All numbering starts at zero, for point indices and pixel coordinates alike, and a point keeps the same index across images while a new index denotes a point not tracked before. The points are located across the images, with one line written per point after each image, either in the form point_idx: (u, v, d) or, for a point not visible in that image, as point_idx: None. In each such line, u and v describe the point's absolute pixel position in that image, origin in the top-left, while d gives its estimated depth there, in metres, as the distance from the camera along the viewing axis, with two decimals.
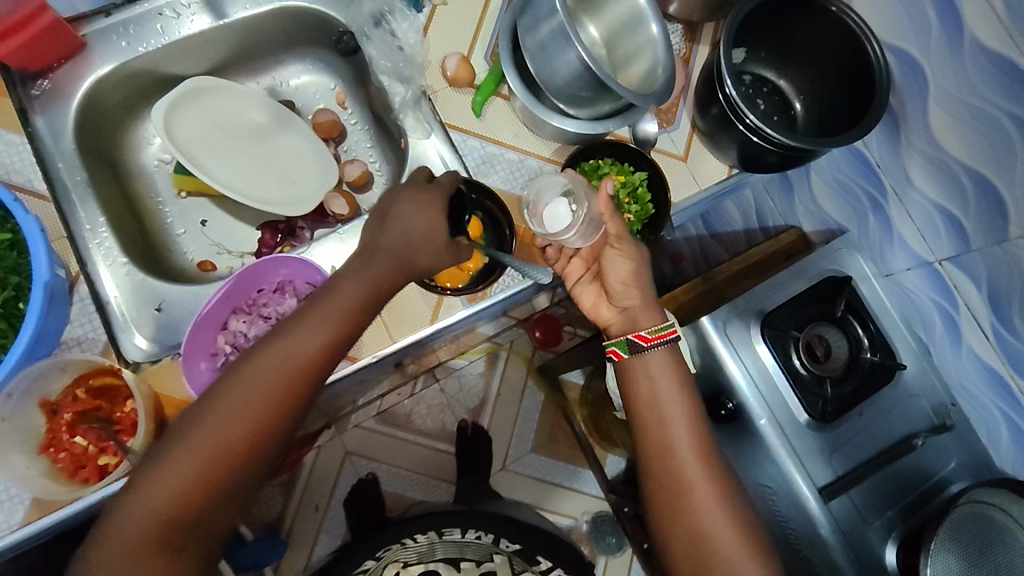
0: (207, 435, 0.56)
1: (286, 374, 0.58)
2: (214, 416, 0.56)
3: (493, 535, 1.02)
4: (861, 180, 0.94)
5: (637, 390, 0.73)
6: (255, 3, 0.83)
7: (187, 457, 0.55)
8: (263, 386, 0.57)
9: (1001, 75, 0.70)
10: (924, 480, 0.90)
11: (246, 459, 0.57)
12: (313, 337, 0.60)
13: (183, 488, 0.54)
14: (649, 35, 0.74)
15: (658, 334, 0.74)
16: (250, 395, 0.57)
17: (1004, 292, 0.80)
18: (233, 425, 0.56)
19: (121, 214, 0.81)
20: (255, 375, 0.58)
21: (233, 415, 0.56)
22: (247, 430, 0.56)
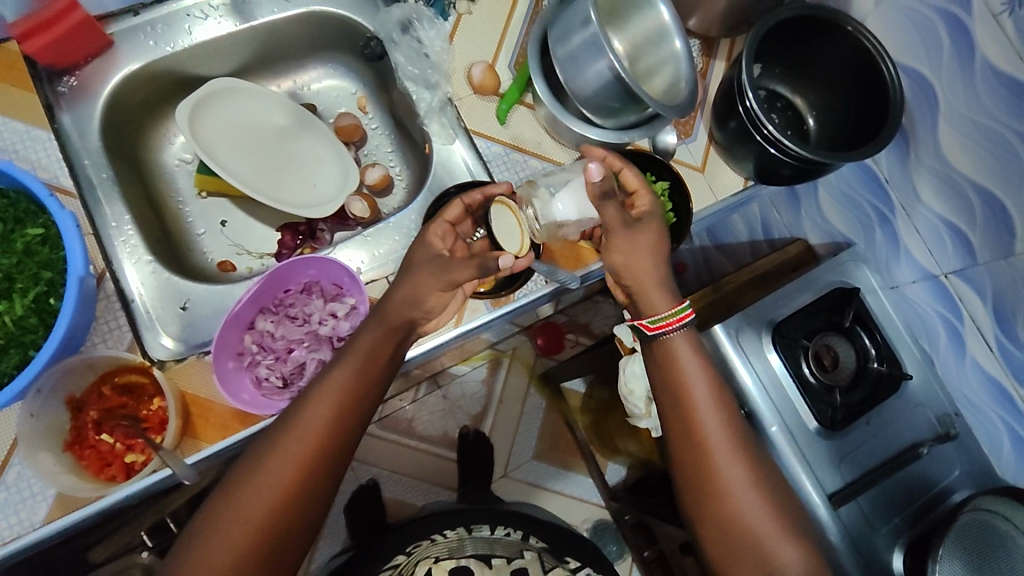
0: (280, 460, 0.60)
1: (343, 392, 0.63)
2: (283, 441, 0.61)
3: (522, 532, 1.04)
4: (869, 194, 0.97)
5: (663, 383, 0.73)
6: (283, 7, 0.84)
7: (264, 482, 0.59)
8: (324, 407, 0.62)
9: (1011, 95, 0.73)
10: (928, 488, 0.92)
11: (317, 478, 0.61)
12: (362, 357, 0.65)
13: (264, 512, 0.58)
14: (673, 49, 0.76)
15: (661, 324, 0.71)
16: (322, 402, 0.63)
17: (1009, 305, 0.82)
18: (310, 430, 0.62)
19: (144, 213, 0.81)
20: (315, 399, 0.63)
21: (310, 421, 0.62)
22: (316, 448, 0.61)
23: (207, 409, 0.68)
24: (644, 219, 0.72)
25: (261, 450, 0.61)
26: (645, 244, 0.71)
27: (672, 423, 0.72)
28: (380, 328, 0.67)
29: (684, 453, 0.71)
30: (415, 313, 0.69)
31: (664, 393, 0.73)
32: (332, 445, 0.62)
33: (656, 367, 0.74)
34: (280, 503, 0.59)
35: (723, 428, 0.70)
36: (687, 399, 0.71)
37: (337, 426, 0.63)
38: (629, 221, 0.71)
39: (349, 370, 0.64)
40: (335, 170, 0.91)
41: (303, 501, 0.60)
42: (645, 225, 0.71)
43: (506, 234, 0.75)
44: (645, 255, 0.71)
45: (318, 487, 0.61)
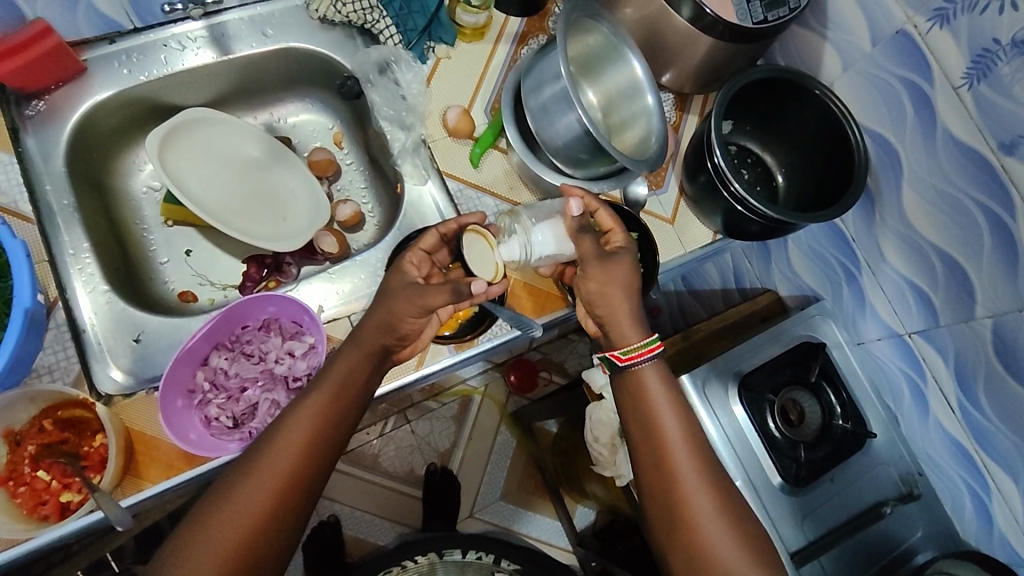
0: (248, 493, 0.57)
1: (312, 428, 0.61)
2: (246, 480, 0.58)
3: (494, 556, 1.07)
4: (837, 251, 0.98)
5: (629, 412, 0.70)
6: (262, 41, 0.85)
7: (225, 521, 0.56)
8: (294, 440, 0.60)
9: (970, 166, 0.75)
10: (891, 549, 0.91)
11: (281, 516, 0.58)
12: (332, 391, 0.63)
13: (223, 557, 0.55)
14: (645, 104, 0.78)
15: (634, 353, 0.69)
16: (299, 425, 0.61)
17: (971, 368, 0.83)
18: (283, 454, 0.59)
19: (106, 240, 0.80)
20: (283, 434, 0.60)
21: (283, 446, 0.59)
22: (283, 484, 0.58)
23: (151, 446, 0.66)
24: (620, 263, 0.71)
25: (221, 490, 0.58)
26: (616, 294, 0.70)
27: (641, 452, 0.68)
28: (356, 353, 0.66)
29: (654, 486, 0.67)
30: (387, 346, 0.68)
31: (632, 418, 0.70)
32: (298, 484, 0.59)
33: (623, 394, 0.71)
34: (240, 545, 0.56)
35: (691, 457, 0.66)
36: (656, 429, 0.68)
37: (304, 464, 0.60)
38: (605, 266, 0.71)
39: (320, 404, 0.62)
40: (307, 204, 0.91)
41: (266, 546, 0.57)
42: (624, 265, 0.71)
43: (479, 261, 0.73)
44: (615, 307, 0.71)
45: (281, 528, 0.58)
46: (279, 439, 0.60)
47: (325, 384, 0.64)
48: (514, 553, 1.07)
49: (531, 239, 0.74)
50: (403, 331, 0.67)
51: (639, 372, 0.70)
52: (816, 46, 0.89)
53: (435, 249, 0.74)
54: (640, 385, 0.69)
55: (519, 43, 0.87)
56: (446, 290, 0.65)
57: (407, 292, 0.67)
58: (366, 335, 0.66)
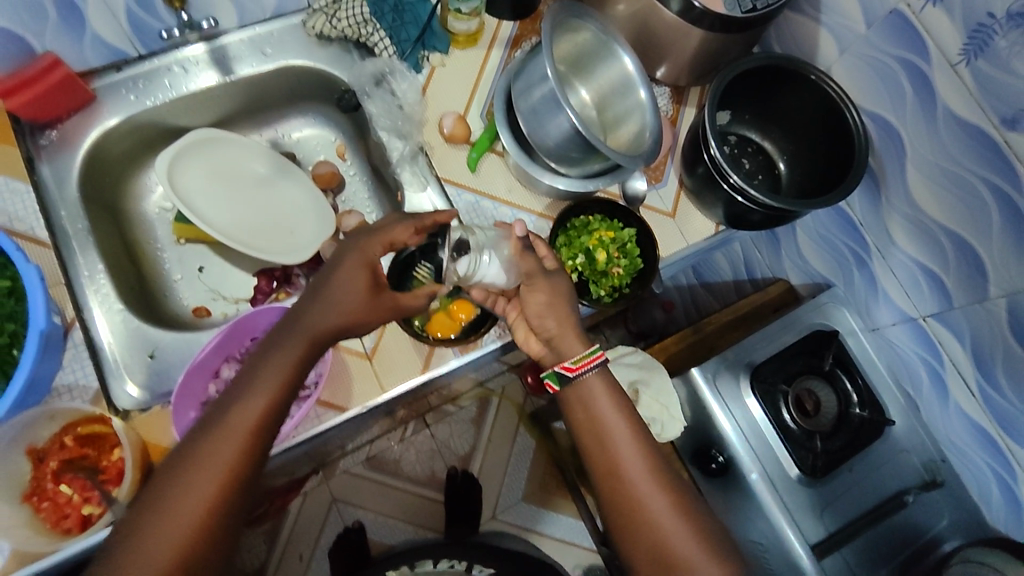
0: (192, 489, 0.53)
1: (250, 430, 0.56)
2: (178, 490, 0.53)
3: (464, 562, 1.14)
4: (846, 237, 0.96)
5: (579, 419, 0.68)
6: (261, 61, 0.87)
7: (171, 518, 0.52)
8: (238, 429, 0.56)
9: (974, 144, 0.73)
10: (915, 537, 0.90)
11: (231, 508, 0.55)
12: (279, 376, 0.59)
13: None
14: (638, 100, 0.78)
15: (584, 361, 0.69)
16: (244, 414, 0.57)
17: (988, 349, 0.81)
18: (227, 443, 0.55)
19: (120, 261, 0.83)
20: (217, 437, 0.55)
21: (227, 433, 0.55)
22: (229, 476, 0.55)
23: None
24: None
25: (162, 484, 0.54)
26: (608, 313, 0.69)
27: (596, 463, 0.66)
28: (300, 341, 0.61)
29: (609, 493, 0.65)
30: None
31: (581, 429, 0.68)
32: (237, 490, 0.55)
33: (571, 409, 0.69)
34: (190, 541, 0.52)
35: (645, 466, 0.65)
36: (606, 438, 0.66)
37: (244, 467, 0.55)
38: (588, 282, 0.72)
39: (256, 402, 0.57)
40: (312, 216, 0.93)
41: (206, 558, 0.53)
42: None
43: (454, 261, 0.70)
44: None
45: (231, 520, 0.55)
46: (211, 443, 0.55)
47: (260, 379, 0.58)
48: (489, 558, 1.14)
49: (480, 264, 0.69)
50: None
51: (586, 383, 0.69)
52: (811, 31, 0.88)
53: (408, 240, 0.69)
54: (589, 388, 0.68)
55: (512, 47, 0.88)
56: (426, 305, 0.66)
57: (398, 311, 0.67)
58: None
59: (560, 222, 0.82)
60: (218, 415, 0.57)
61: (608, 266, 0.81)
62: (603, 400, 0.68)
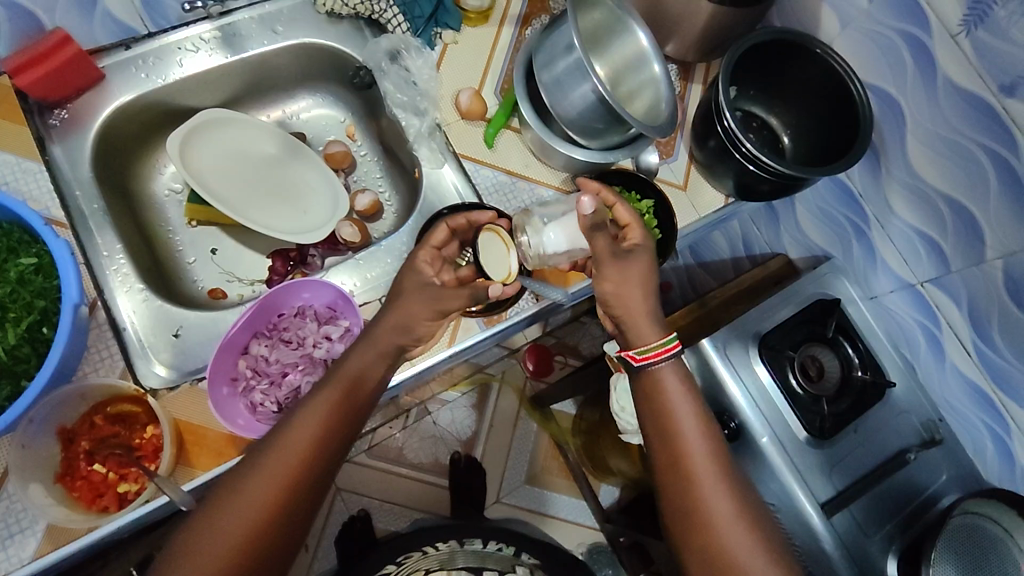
0: (262, 481, 0.57)
1: (326, 421, 0.61)
2: (258, 470, 0.58)
3: (514, 548, 1.13)
4: (845, 209, 1.00)
5: (648, 397, 0.70)
6: (273, 38, 0.86)
7: (243, 503, 0.57)
8: (307, 431, 0.60)
9: (973, 112, 0.77)
10: (916, 494, 0.92)
11: (297, 502, 0.58)
12: (348, 383, 0.63)
13: (236, 546, 0.55)
14: (652, 73, 0.79)
15: (651, 354, 0.70)
16: (312, 418, 0.61)
17: (984, 310, 0.85)
18: (297, 441, 0.59)
19: (135, 242, 0.81)
20: (295, 427, 0.60)
21: (296, 433, 0.60)
22: (295, 474, 0.58)
23: (201, 434, 0.68)
24: (635, 249, 0.72)
25: (238, 474, 0.58)
26: (632, 280, 0.71)
27: (658, 449, 0.68)
28: (371, 351, 0.66)
29: (669, 477, 0.67)
30: (402, 347, 0.68)
31: (649, 417, 0.70)
32: (307, 476, 0.59)
33: (643, 397, 0.71)
34: (259, 527, 0.57)
35: (706, 449, 0.67)
36: (673, 425, 0.68)
37: (318, 454, 0.60)
38: (618, 252, 0.72)
39: (332, 397, 0.62)
40: (325, 194, 0.92)
41: (270, 547, 0.57)
42: (637, 256, 0.72)
43: (492, 262, 0.75)
44: (632, 292, 0.71)
45: (295, 514, 0.59)
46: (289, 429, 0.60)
47: (339, 376, 0.64)
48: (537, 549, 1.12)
49: (543, 239, 0.77)
50: (420, 332, 0.69)
51: (654, 377, 0.71)
52: (813, 8, 0.91)
53: (444, 244, 0.74)
54: (658, 373, 0.70)
55: (523, 24, 0.88)
56: (464, 296, 0.70)
57: (421, 293, 0.69)
58: (396, 314, 0.67)
59: None
60: (291, 417, 0.61)
61: None
62: (660, 378, 0.70)
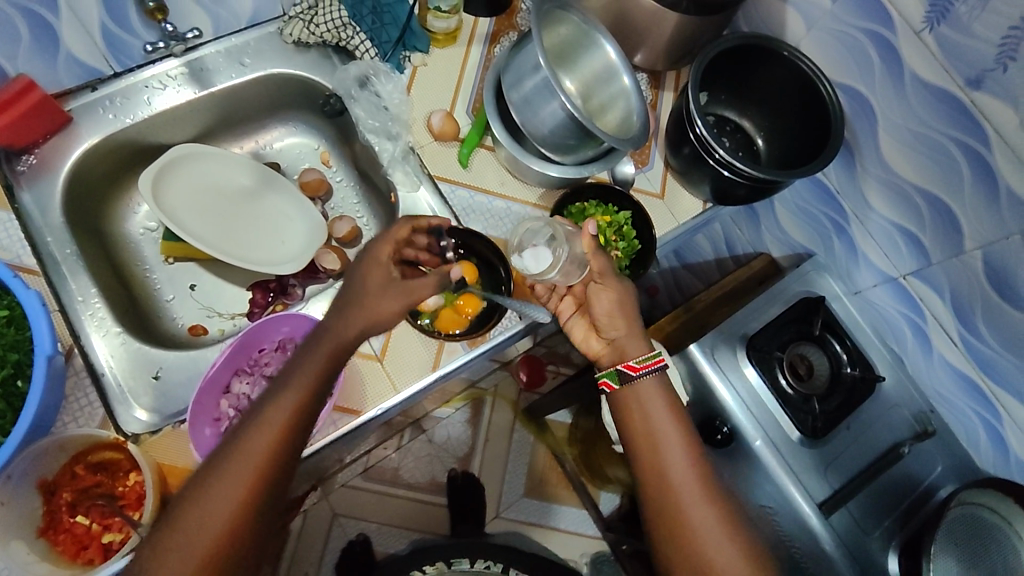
0: (226, 482, 0.56)
1: (282, 433, 0.58)
2: (220, 472, 0.56)
3: (502, 565, 1.10)
4: (823, 206, 0.99)
5: (630, 418, 0.70)
6: (241, 71, 0.86)
7: (209, 505, 0.55)
8: (269, 428, 0.57)
9: (942, 105, 0.77)
10: (914, 487, 0.92)
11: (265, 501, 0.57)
12: (313, 374, 0.60)
13: (194, 567, 0.54)
14: (622, 85, 0.79)
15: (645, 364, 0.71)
16: (276, 414, 0.58)
17: (968, 301, 0.85)
18: (260, 438, 0.57)
19: (111, 284, 0.80)
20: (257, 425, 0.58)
21: (259, 430, 0.57)
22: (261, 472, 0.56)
23: (184, 478, 0.66)
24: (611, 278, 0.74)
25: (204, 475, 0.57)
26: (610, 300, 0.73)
27: (644, 469, 0.68)
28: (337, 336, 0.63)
29: (655, 495, 0.66)
30: None
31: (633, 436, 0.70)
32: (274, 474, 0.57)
33: (626, 409, 0.71)
34: (227, 529, 0.55)
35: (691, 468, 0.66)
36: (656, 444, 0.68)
37: (273, 468, 0.58)
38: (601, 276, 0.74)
39: (287, 408, 0.59)
40: (301, 222, 0.92)
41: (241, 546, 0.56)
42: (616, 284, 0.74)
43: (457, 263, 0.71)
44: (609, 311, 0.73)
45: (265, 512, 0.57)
46: (239, 444, 0.57)
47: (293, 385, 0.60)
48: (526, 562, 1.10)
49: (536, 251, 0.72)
50: None
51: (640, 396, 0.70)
52: (778, 12, 0.92)
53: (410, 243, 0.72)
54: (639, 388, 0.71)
55: (491, 43, 0.89)
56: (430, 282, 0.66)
57: None
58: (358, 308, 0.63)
59: (558, 209, 0.83)
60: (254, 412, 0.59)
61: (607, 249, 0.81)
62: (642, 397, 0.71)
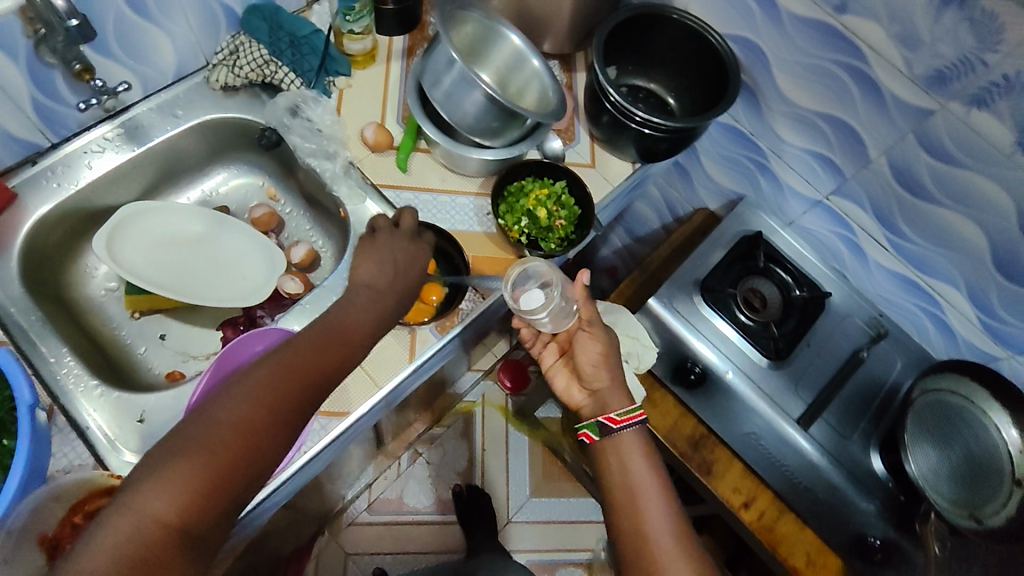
0: (246, 402, 0.57)
1: (291, 382, 0.59)
2: (241, 395, 0.57)
3: None
4: (743, 150, 1.06)
5: (608, 470, 0.72)
6: (175, 122, 0.90)
7: (223, 421, 0.55)
8: (295, 362, 0.60)
9: (818, 34, 0.84)
10: (880, 387, 0.98)
11: (275, 434, 0.57)
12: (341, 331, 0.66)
13: (196, 482, 0.52)
14: (533, 68, 0.86)
15: (625, 416, 0.74)
16: (302, 356, 0.61)
17: (886, 205, 0.93)
18: (285, 370, 0.60)
19: (82, 345, 0.82)
20: (280, 358, 0.60)
21: (282, 365, 0.60)
22: (278, 402, 0.58)
23: None
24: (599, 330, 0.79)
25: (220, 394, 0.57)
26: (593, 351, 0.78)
27: (618, 515, 0.69)
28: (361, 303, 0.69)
29: (628, 544, 0.67)
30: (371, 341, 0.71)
31: (612, 482, 0.71)
32: (288, 409, 0.59)
33: (603, 458, 0.74)
34: (238, 451, 0.55)
35: (663, 511, 0.68)
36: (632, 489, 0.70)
37: (242, 452, 0.55)
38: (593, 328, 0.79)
39: (293, 363, 0.60)
40: (259, 255, 0.94)
41: (243, 475, 0.55)
42: (604, 337, 0.79)
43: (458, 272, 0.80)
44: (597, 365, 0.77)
45: (273, 444, 0.57)
46: (233, 399, 0.57)
47: (279, 361, 0.60)
48: None
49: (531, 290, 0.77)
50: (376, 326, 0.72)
51: (617, 443, 0.73)
52: None
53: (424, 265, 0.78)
54: (620, 439, 0.73)
55: (409, 56, 0.95)
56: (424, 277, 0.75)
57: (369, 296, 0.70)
58: (387, 286, 0.71)
59: (496, 193, 0.87)
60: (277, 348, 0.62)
61: (551, 220, 0.86)
62: (621, 449, 0.73)
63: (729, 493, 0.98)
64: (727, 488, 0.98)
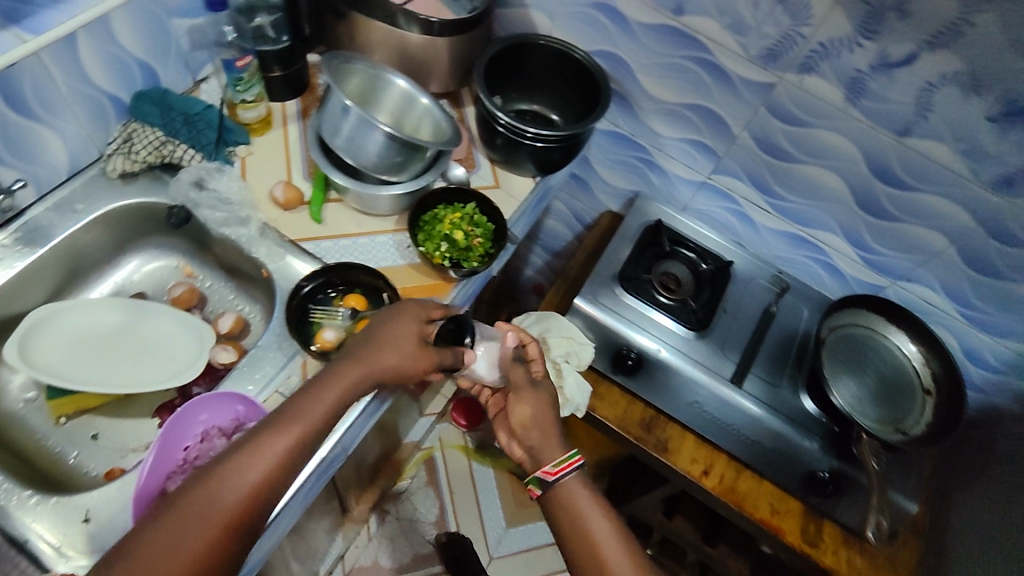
0: (199, 521, 0.54)
1: (248, 493, 0.57)
2: (195, 513, 0.54)
3: None
4: (629, 151, 1.16)
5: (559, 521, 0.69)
6: (76, 217, 0.88)
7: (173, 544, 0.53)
8: (257, 468, 0.58)
9: (666, 37, 0.96)
10: (794, 335, 1.07)
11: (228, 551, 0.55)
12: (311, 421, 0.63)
13: None
14: (423, 105, 0.92)
15: (564, 464, 0.73)
16: (268, 457, 0.59)
17: (758, 173, 1.04)
18: (246, 477, 0.57)
19: (7, 461, 0.78)
20: (241, 464, 0.58)
21: (244, 472, 0.58)
22: (233, 516, 0.56)
23: None
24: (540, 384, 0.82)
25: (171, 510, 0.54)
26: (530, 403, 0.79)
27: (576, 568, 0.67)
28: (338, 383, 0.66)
29: None
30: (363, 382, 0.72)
31: (563, 534, 0.69)
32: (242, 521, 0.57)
33: (552, 512, 0.71)
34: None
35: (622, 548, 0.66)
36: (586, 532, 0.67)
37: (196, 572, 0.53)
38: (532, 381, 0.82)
39: (254, 469, 0.58)
40: (185, 332, 0.92)
41: None
42: (542, 391, 0.81)
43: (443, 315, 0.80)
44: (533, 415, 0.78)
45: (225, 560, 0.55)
46: (187, 515, 0.54)
47: (224, 486, 0.56)
48: None
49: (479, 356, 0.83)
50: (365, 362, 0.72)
51: (563, 490, 0.71)
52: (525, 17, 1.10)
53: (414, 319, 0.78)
54: (564, 487, 0.71)
55: (304, 117, 1.00)
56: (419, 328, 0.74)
57: None
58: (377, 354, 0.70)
59: (413, 224, 0.91)
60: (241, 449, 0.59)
61: (469, 240, 0.89)
62: (570, 496, 0.71)
63: (688, 464, 1.02)
64: (686, 461, 1.02)
